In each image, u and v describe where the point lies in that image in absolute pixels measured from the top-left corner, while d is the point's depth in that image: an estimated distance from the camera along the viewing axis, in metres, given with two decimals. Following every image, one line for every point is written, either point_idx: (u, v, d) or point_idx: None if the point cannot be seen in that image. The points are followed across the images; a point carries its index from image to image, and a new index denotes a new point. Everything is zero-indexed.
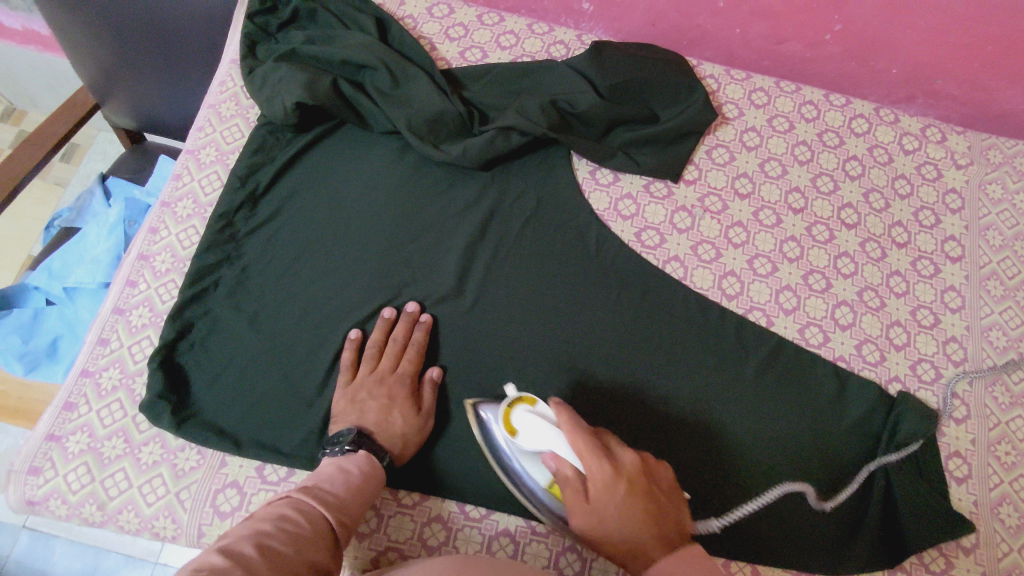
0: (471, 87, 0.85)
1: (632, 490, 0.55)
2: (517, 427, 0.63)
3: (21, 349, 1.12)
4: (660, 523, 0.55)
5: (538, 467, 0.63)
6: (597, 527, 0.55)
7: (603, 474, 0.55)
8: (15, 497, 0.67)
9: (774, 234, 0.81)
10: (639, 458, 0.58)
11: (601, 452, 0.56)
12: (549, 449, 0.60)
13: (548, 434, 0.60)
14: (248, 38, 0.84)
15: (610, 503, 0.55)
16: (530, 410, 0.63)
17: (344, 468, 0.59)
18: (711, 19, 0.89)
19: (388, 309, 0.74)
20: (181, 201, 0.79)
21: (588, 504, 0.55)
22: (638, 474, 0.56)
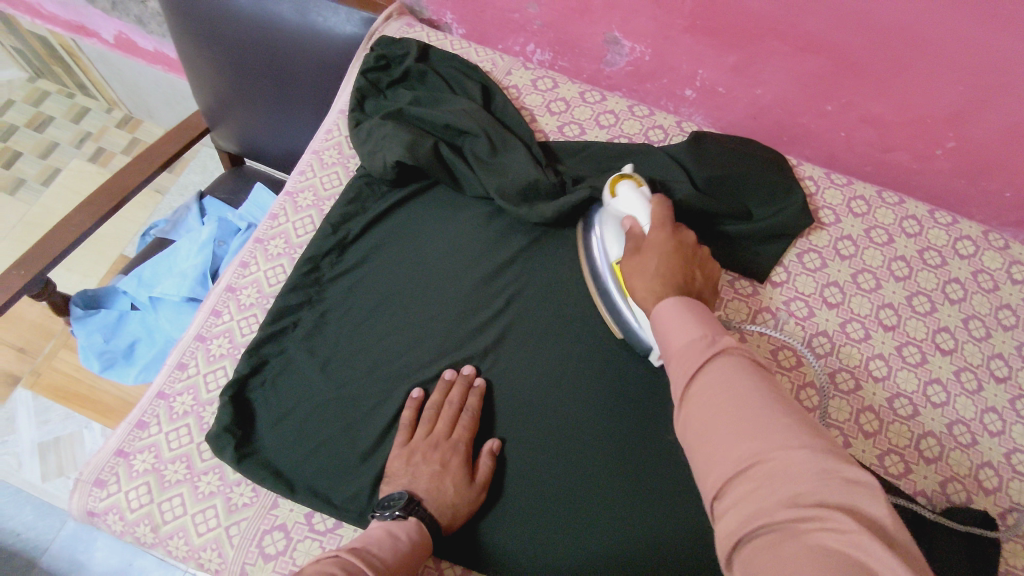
0: (566, 161, 0.86)
1: (679, 253, 0.63)
2: (618, 192, 0.72)
3: (101, 347, 1.19)
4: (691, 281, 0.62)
5: (615, 242, 0.71)
6: (635, 274, 0.63)
7: (662, 235, 0.64)
8: (77, 506, 0.69)
9: (861, 348, 0.78)
10: (699, 247, 0.67)
11: (668, 226, 0.66)
12: (630, 215, 0.70)
13: (638, 204, 0.70)
14: (359, 91, 0.87)
15: (658, 249, 0.63)
16: (635, 186, 0.72)
17: (392, 532, 0.58)
18: (817, 120, 0.88)
19: (450, 370, 0.74)
20: (275, 239, 0.82)
21: (637, 253, 0.64)
22: (688, 249, 0.65)
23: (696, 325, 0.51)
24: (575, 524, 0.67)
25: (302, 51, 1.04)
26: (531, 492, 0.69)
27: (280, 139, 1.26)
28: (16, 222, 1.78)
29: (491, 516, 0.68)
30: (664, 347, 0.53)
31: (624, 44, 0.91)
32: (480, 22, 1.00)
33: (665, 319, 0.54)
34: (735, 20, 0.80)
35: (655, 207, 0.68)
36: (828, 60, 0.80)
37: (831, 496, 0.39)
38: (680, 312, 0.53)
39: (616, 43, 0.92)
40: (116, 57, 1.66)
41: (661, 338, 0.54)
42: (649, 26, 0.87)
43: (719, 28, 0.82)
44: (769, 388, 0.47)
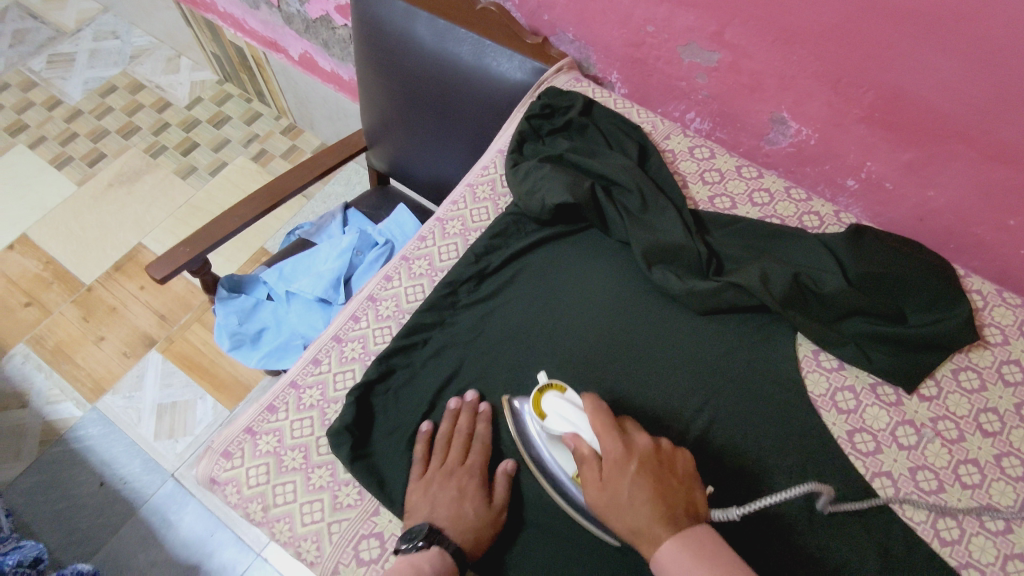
0: (713, 233, 0.85)
1: (642, 470, 0.59)
2: (546, 411, 0.67)
3: (234, 328, 1.27)
4: (674, 490, 0.58)
5: (568, 458, 0.68)
6: (611, 513, 0.58)
7: (617, 449, 0.61)
8: (203, 472, 0.74)
9: (1017, 488, 0.70)
10: (659, 445, 0.62)
11: (617, 433, 0.62)
12: (573, 430, 0.65)
13: (574, 415, 0.66)
14: (521, 134, 0.91)
15: (623, 481, 0.59)
16: (559, 395, 0.68)
17: (417, 565, 0.59)
18: (994, 232, 0.82)
19: (454, 399, 0.75)
20: (420, 259, 0.87)
21: (603, 481, 0.60)
22: (649, 455, 0.61)
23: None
24: None
25: (471, 90, 1.11)
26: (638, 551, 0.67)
27: (428, 168, 1.32)
28: (182, 204, 1.98)
29: (538, 559, 0.67)
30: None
31: (791, 126, 0.91)
32: (646, 84, 1.03)
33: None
34: (921, 117, 0.78)
35: (595, 421, 0.63)
36: (1020, 172, 0.75)
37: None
38: (659, 518, 0.56)
39: (782, 123, 0.91)
40: (296, 72, 1.83)
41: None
42: (822, 111, 0.85)
43: (900, 122, 0.80)
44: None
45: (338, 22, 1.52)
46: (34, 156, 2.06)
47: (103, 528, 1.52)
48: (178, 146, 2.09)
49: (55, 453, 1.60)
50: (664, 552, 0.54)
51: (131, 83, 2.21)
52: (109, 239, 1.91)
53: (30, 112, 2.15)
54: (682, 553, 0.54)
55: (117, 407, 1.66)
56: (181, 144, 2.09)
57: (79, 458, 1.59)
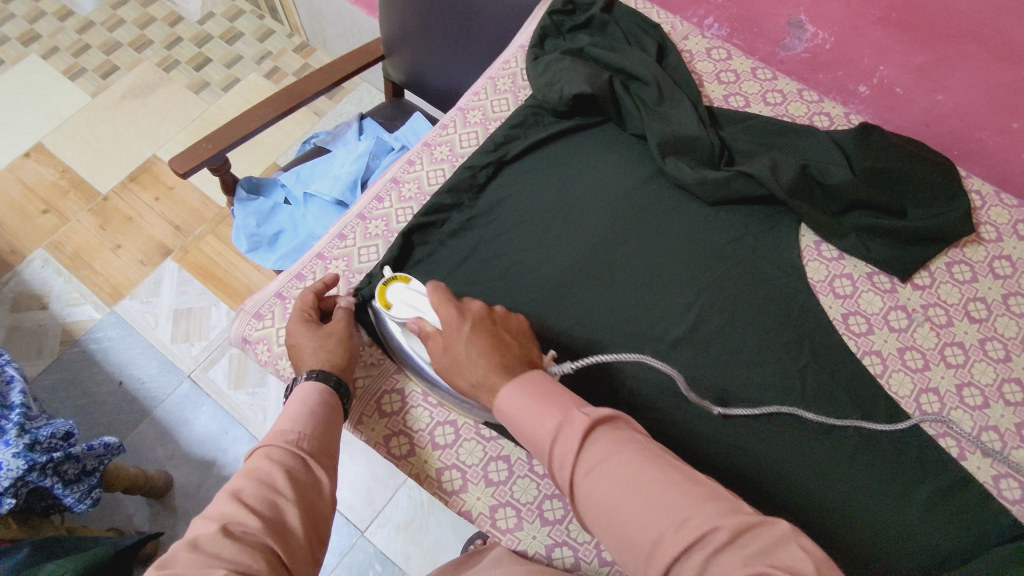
0: (726, 128, 0.88)
1: (477, 330, 0.62)
2: (390, 301, 0.71)
3: (252, 230, 1.32)
4: (512, 348, 0.62)
5: (416, 342, 0.70)
6: (454, 369, 0.62)
7: (452, 317, 0.64)
8: (236, 332, 0.80)
9: (997, 368, 0.75)
10: (490, 309, 0.66)
11: (451, 303, 0.65)
12: (415, 314, 0.69)
13: (416, 301, 0.69)
14: (543, 29, 0.93)
15: (459, 343, 0.62)
16: (404, 284, 0.71)
17: (293, 403, 0.64)
18: (998, 136, 0.85)
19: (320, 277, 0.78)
20: (441, 146, 0.90)
21: (444, 350, 0.63)
22: (482, 316, 0.65)
23: (552, 414, 0.56)
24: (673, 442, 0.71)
25: None
26: (647, 401, 0.73)
27: (444, 77, 1.33)
28: (195, 118, 1.99)
29: None
30: (535, 445, 0.56)
31: (807, 30, 0.92)
32: None
33: (518, 418, 0.57)
34: (935, 16, 0.79)
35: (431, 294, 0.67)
36: None
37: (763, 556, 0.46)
38: (530, 403, 0.56)
39: (799, 27, 0.92)
40: None
41: (527, 436, 0.57)
42: (839, 13, 0.87)
43: (916, 24, 0.82)
44: (650, 454, 0.53)
45: None
46: (47, 66, 2.05)
47: (123, 422, 1.59)
48: (190, 60, 2.08)
49: (76, 352, 1.66)
50: (502, 398, 0.58)
51: None
52: (123, 150, 1.93)
53: (42, 22, 2.13)
54: (521, 394, 0.57)
55: (135, 311, 1.71)
56: (194, 59, 2.09)
57: (98, 358, 1.65)
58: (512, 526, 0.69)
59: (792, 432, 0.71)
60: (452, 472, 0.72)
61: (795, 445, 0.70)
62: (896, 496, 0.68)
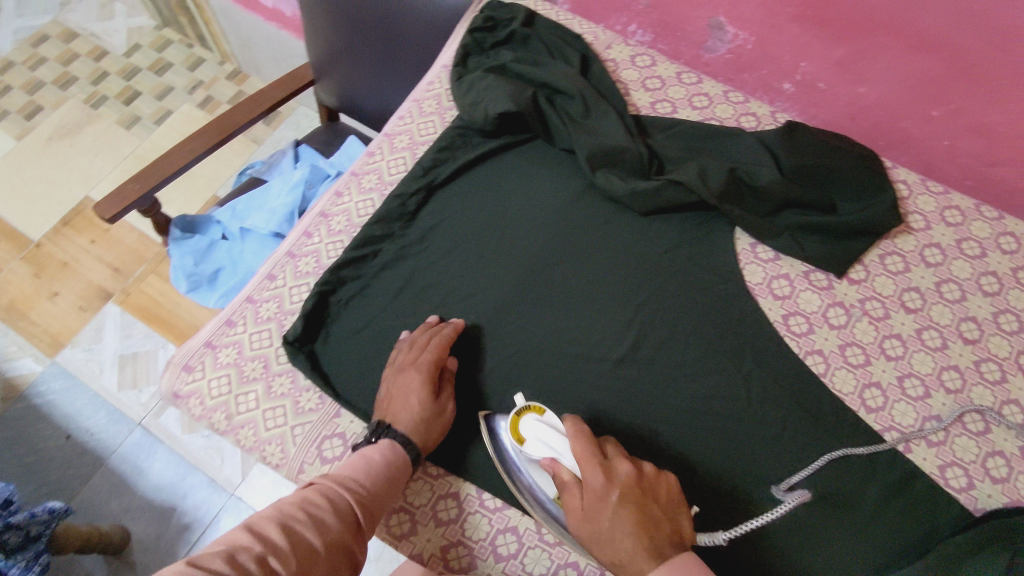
0: (656, 136, 0.88)
1: (625, 503, 0.57)
2: (525, 436, 0.66)
3: (190, 269, 1.28)
4: (653, 515, 0.57)
5: (546, 479, 0.66)
6: (595, 543, 0.57)
7: (599, 480, 0.58)
8: (166, 387, 0.76)
9: (935, 357, 0.76)
10: (643, 472, 0.60)
11: (600, 465, 0.59)
12: (552, 456, 0.64)
13: (554, 440, 0.64)
14: (464, 47, 0.91)
15: (604, 515, 0.56)
16: (539, 417, 0.66)
17: (369, 455, 0.62)
18: (919, 124, 0.86)
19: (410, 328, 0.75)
20: (369, 174, 0.88)
21: (586, 513, 0.58)
22: (632, 484, 0.58)
23: None
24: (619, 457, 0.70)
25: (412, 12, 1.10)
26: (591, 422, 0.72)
27: (376, 99, 1.31)
28: (128, 154, 1.92)
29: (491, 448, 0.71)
30: None
31: (727, 31, 0.92)
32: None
33: None
34: (847, 10, 0.80)
35: (577, 445, 0.61)
36: (943, 61, 0.77)
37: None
38: None
39: (719, 29, 0.92)
40: (238, 11, 1.77)
41: None
42: (755, 13, 0.87)
43: (831, 19, 0.82)
44: None
45: None
46: None
47: (71, 479, 1.48)
48: (119, 95, 2.01)
49: (20, 408, 1.56)
50: None
51: (63, 31, 2.11)
52: (54, 193, 1.85)
53: None
54: None
55: (78, 360, 1.62)
56: (123, 93, 2.02)
57: (42, 414, 1.55)
58: (466, 566, 0.67)
59: (842, 485, 0.69)
60: (400, 514, 0.69)
61: (739, 454, 0.70)
62: (840, 496, 0.69)
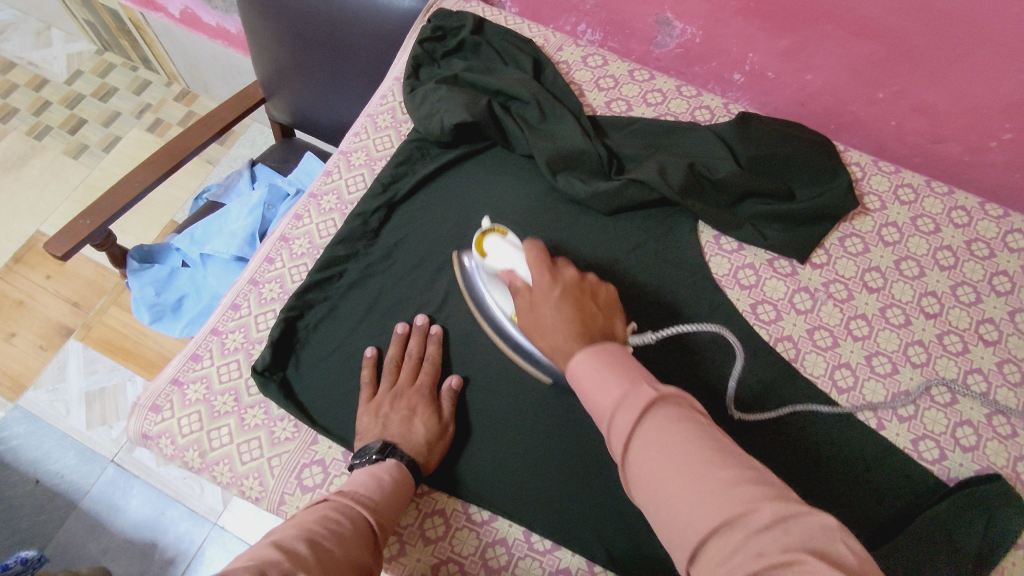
0: (613, 136, 0.88)
1: (567, 295, 0.60)
2: (487, 250, 0.73)
3: (152, 300, 1.24)
4: (590, 310, 0.59)
5: (505, 297, 0.74)
6: (538, 331, 0.60)
7: (546, 281, 0.63)
8: (134, 429, 0.73)
9: (900, 334, 0.78)
10: (583, 278, 0.64)
11: (548, 270, 0.64)
12: (508, 268, 0.71)
13: (512, 254, 0.71)
14: (415, 58, 0.90)
15: (547, 303, 0.60)
16: (502, 237, 0.73)
17: (376, 473, 0.61)
18: (867, 107, 0.88)
19: (368, 351, 0.75)
20: (328, 194, 0.86)
21: (532, 306, 0.62)
22: (576, 284, 0.63)
23: (617, 382, 0.50)
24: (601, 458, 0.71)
25: (359, 25, 1.08)
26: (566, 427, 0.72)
27: (330, 112, 1.29)
28: (77, 185, 1.87)
29: (474, 465, 0.71)
30: (596, 412, 0.50)
31: (676, 26, 0.93)
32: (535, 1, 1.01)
33: (589, 383, 0.52)
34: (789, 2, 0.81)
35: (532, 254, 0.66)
36: (882, 46, 0.79)
37: (806, 544, 0.38)
38: (599, 368, 0.51)
39: (667, 24, 0.93)
40: (180, 31, 1.73)
41: (588, 404, 0.51)
42: (701, 8, 0.88)
43: (775, 10, 0.83)
44: (709, 437, 0.46)
45: None
46: None
47: (46, 525, 1.43)
48: (64, 124, 1.95)
49: None
50: (575, 360, 0.53)
51: None
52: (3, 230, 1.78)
53: None
54: (592, 358, 0.52)
55: (42, 401, 1.55)
56: (67, 122, 1.96)
57: (8, 460, 1.49)
58: None
59: (821, 462, 0.71)
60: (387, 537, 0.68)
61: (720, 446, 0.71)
62: (823, 478, 0.70)
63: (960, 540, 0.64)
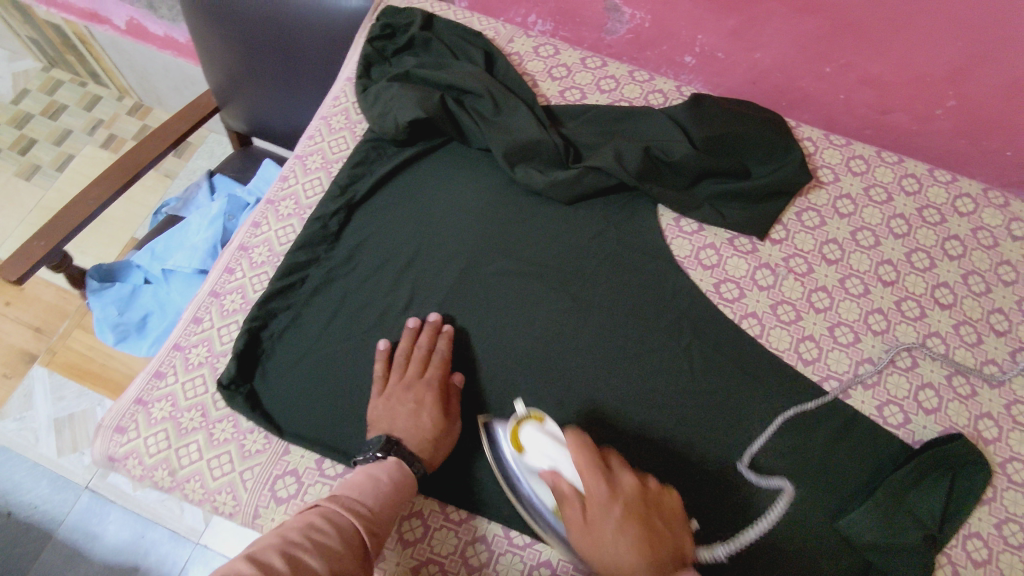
0: (568, 125, 0.89)
1: (628, 514, 0.55)
2: (524, 445, 0.64)
3: (116, 320, 1.21)
4: (661, 527, 0.55)
5: (545, 488, 0.63)
6: (592, 552, 0.55)
7: (603, 492, 0.56)
8: (99, 452, 0.72)
9: (860, 303, 0.79)
10: (647, 483, 0.59)
11: (602, 475, 0.58)
12: (551, 466, 0.62)
13: (553, 451, 0.62)
14: (365, 57, 0.89)
15: (607, 528, 0.55)
16: (539, 427, 0.64)
17: (374, 476, 0.60)
18: (816, 82, 0.89)
19: (410, 321, 0.75)
20: (285, 200, 0.85)
21: (587, 525, 0.56)
22: (635, 497, 0.57)
23: None
24: None
25: (307, 27, 1.07)
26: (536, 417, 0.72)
27: (285, 117, 1.27)
28: (32, 208, 1.81)
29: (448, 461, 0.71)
30: None
31: (624, 11, 0.93)
32: None
33: None
34: None
35: (578, 457, 0.59)
36: (826, 20, 0.80)
37: None
38: None
39: (616, 10, 0.93)
40: (127, 42, 1.69)
41: None
42: None
43: None
44: None
45: None
46: None
47: (23, 557, 1.40)
48: (13, 146, 1.89)
49: None
50: None
51: None
52: None
53: None
54: None
55: (9, 431, 1.50)
56: (16, 143, 1.90)
57: None
58: None
59: (789, 433, 0.72)
60: None
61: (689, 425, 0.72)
62: (789, 453, 0.71)
63: (916, 508, 0.67)
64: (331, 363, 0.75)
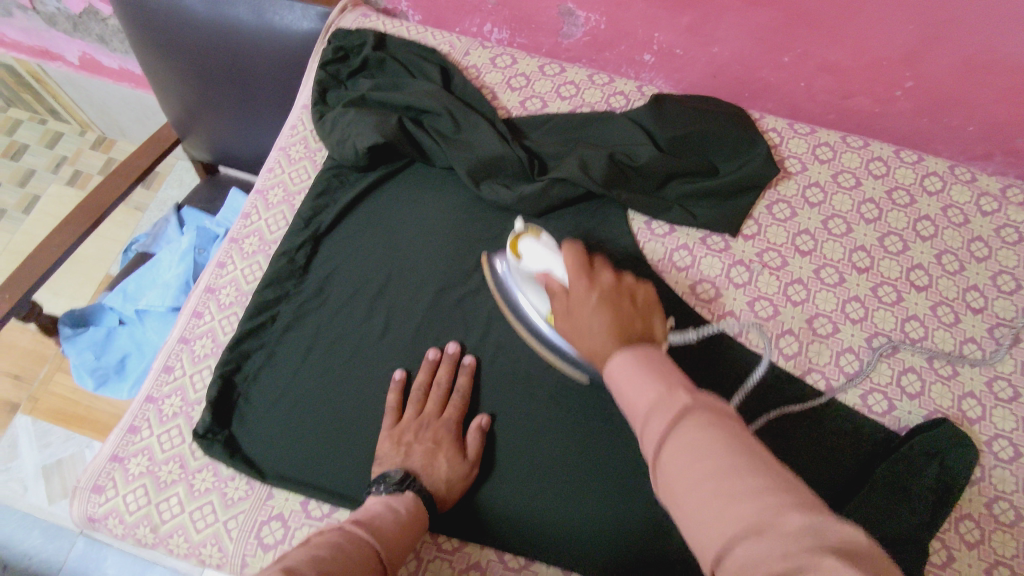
0: (531, 135, 0.88)
1: (604, 300, 0.54)
2: (522, 252, 0.70)
3: (93, 364, 1.19)
4: (635, 316, 0.54)
5: (539, 297, 0.71)
6: (573, 336, 0.55)
7: (583, 285, 0.57)
8: (78, 514, 0.70)
9: (836, 293, 0.79)
10: (626, 280, 0.58)
11: (584, 274, 0.58)
12: (545, 270, 0.67)
13: (547, 255, 0.67)
14: (320, 84, 0.88)
15: (583, 310, 0.54)
16: (536, 238, 0.70)
17: (391, 506, 0.58)
18: (776, 72, 0.88)
19: (398, 372, 0.73)
20: (249, 237, 0.83)
21: (567, 312, 0.57)
22: (614, 289, 0.56)
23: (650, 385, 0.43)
24: (562, 462, 0.69)
25: (260, 54, 1.04)
26: (520, 437, 0.71)
27: (248, 143, 1.25)
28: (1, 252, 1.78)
29: None
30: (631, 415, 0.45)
31: (579, 15, 0.91)
32: (436, 7, 0.99)
33: (622, 384, 0.46)
34: None
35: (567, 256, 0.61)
36: (779, 11, 0.79)
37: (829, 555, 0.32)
38: (633, 368, 0.45)
39: (570, 14, 0.92)
40: (83, 78, 1.66)
41: (623, 404, 0.46)
42: None
43: None
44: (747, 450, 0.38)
45: (104, 13, 1.39)
46: None
47: None
48: None
49: None
50: (611, 364, 0.48)
51: None
52: None
53: None
54: (629, 359, 0.47)
55: None
56: None
57: None
58: None
59: (777, 428, 0.72)
60: None
61: None
62: (777, 447, 0.71)
63: (911, 490, 0.66)
64: (308, 400, 0.73)
